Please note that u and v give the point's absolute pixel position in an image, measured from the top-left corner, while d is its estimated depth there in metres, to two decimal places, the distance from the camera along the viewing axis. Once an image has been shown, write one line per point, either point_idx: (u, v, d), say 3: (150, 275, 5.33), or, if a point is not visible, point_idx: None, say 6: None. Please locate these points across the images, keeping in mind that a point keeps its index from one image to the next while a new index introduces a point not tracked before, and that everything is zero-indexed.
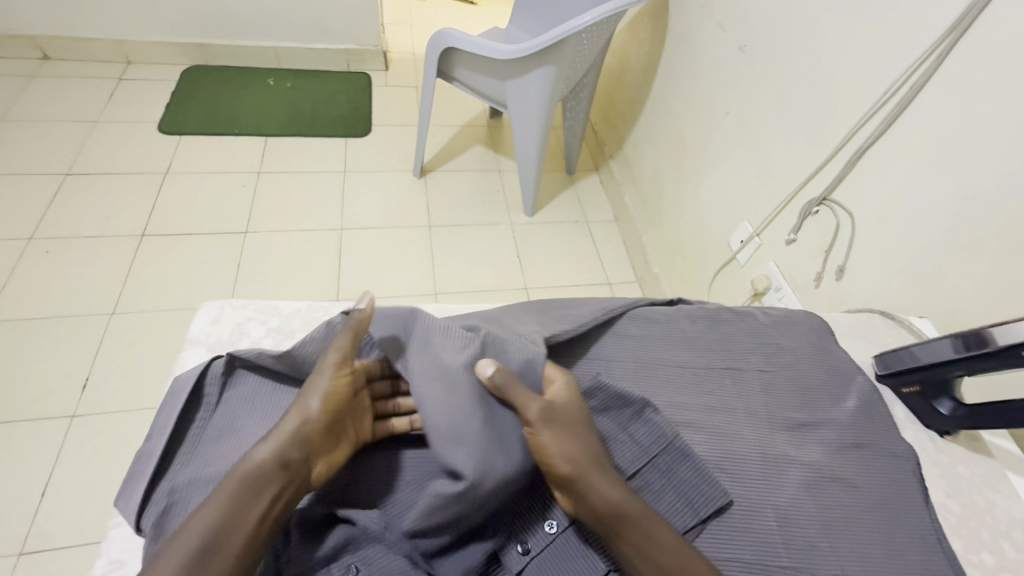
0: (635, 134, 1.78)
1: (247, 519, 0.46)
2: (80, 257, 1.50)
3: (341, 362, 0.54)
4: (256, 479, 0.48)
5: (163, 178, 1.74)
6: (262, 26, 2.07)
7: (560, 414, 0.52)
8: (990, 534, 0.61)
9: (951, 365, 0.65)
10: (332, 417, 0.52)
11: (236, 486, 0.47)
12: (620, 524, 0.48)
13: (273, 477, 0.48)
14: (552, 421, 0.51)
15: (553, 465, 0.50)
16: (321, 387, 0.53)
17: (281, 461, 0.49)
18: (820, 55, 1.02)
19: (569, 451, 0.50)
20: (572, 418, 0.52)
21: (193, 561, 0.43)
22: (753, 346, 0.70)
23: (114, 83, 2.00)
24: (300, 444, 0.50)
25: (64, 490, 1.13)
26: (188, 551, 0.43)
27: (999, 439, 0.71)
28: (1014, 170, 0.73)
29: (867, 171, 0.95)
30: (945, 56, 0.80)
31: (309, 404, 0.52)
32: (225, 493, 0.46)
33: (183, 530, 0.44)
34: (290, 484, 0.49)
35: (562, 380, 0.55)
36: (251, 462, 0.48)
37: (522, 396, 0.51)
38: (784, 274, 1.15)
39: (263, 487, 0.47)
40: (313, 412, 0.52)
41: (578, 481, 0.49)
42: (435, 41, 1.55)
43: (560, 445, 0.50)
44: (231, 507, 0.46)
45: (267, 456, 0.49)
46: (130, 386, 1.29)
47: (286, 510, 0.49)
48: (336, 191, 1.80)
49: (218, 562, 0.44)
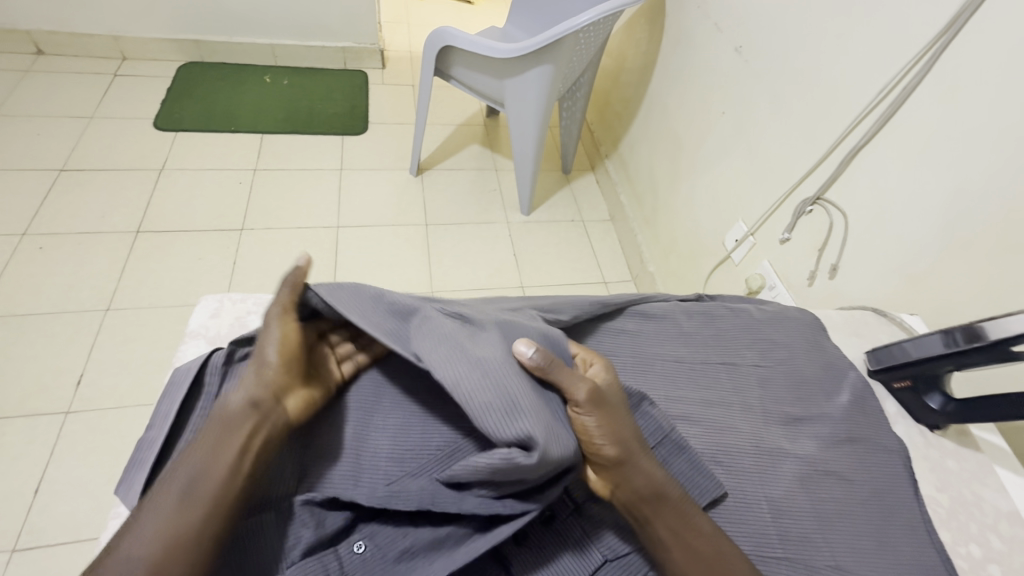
0: (631, 134, 1.79)
1: (227, 454, 0.46)
2: (75, 253, 1.49)
3: (285, 312, 0.55)
4: (234, 420, 0.48)
5: (159, 174, 1.73)
6: (260, 23, 2.06)
7: (606, 397, 0.52)
8: (978, 526, 0.62)
9: (943, 361, 0.66)
10: (291, 356, 0.53)
11: (215, 430, 0.48)
12: (660, 507, 0.49)
13: (248, 416, 0.49)
14: (599, 404, 0.50)
15: (598, 446, 0.49)
16: (274, 334, 0.53)
17: (252, 400, 0.50)
18: (814, 57, 1.03)
19: (619, 434, 0.50)
20: (616, 401, 0.52)
21: (181, 498, 0.44)
22: (748, 342, 0.71)
23: (109, 79, 1.99)
24: (265, 385, 0.51)
25: (57, 487, 1.12)
26: (176, 489, 0.45)
27: (988, 434, 0.72)
28: (1004, 169, 0.74)
29: (860, 170, 0.96)
30: (938, 57, 0.82)
31: (267, 353, 0.53)
32: (209, 437, 0.48)
33: (172, 473, 0.46)
34: (263, 420, 0.49)
35: (600, 365, 0.55)
36: (228, 406, 0.49)
37: (570, 377, 0.50)
38: (778, 273, 1.17)
39: (235, 425, 0.48)
40: (272, 359, 0.52)
41: (624, 464, 0.49)
42: (433, 40, 1.56)
43: (609, 427, 0.50)
44: (212, 446, 0.47)
45: (242, 400, 0.50)
46: (125, 383, 1.28)
47: (268, 445, 0.49)
48: (332, 188, 1.80)
49: (204, 497, 0.44)
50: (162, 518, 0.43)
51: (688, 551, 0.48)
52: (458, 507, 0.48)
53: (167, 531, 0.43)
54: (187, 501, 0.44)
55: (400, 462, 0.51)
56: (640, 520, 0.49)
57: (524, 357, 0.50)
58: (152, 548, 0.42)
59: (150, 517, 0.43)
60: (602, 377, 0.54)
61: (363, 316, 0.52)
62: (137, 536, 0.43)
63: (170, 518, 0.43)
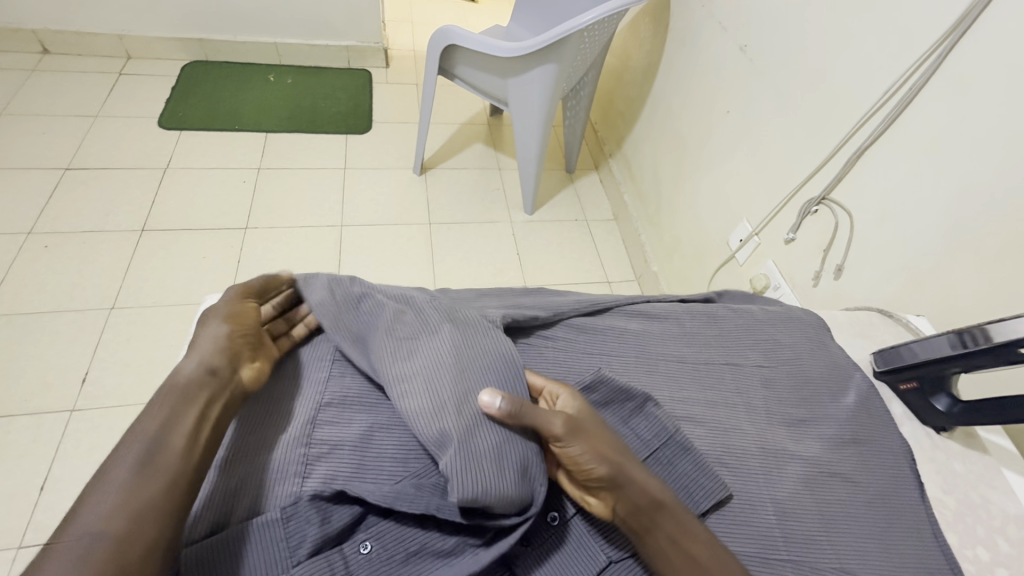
0: (634, 132, 1.79)
1: (184, 423, 0.47)
2: (80, 252, 1.50)
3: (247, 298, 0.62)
4: (188, 390, 0.49)
5: (163, 173, 1.74)
6: (264, 22, 2.06)
7: (583, 422, 0.51)
8: (985, 529, 0.61)
9: (949, 362, 0.65)
10: (236, 331, 0.56)
11: (166, 401, 0.48)
12: (661, 517, 0.49)
13: (203, 384, 0.50)
14: (578, 430, 0.50)
15: (588, 471, 0.49)
16: (220, 316, 0.58)
17: (206, 367, 0.51)
18: (820, 56, 1.03)
19: (603, 455, 0.49)
20: (591, 423, 0.52)
21: (140, 466, 0.43)
22: (752, 343, 0.70)
23: (115, 77, 2.00)
24: (217, 353, 0.53)
25: (61, 485, 1.13)
26: (130, 457, 0.43)
27: (995, 437, 0.71)
28: (1012, 169, 0.74)
29: (866, 170, 0.95)
30: (945, 56, 0.81)
31: (206, 333, 0.56)
32: (161, 407, 0.48)
33: (123, 444, 0.45)
34: (221, 390, 0.51)
35: (566, 394, 0.54)
36: (180, 376, 0.51)
37: (541, 414, 0.50)
38: (782, 273, 1.16)
39: (195, 393, 0.49)
40: (212, 336, 0.55)
41: (616, 482, 0.49)
42: (436, 39, 1.56)
43: (592, 450, 0.49)
44: (168, 412, 0.47)
45: (194, 369, 0.51)
46: (129, 381, 1.29)
47: (223, 416, 0.50)
48: (336, 187, 1.80)
49: (165, 465, 0.44)
50: (119, 489, 0.42)
51: (690, 558, 0.47)
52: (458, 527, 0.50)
53: (126, 498, 0.41)
54: (147, 469, 0.43)
55: (404, 461, 0.52)
56: (642, 534, 0.49)
57: (493, 407, 0.50)
58: (112, 517, 0.40)
59: (106, 486, 0.42)
60: (569, 402, 0.53)
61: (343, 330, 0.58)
62: (91, 508, 0.40)
63: (130, 485, 0.42)
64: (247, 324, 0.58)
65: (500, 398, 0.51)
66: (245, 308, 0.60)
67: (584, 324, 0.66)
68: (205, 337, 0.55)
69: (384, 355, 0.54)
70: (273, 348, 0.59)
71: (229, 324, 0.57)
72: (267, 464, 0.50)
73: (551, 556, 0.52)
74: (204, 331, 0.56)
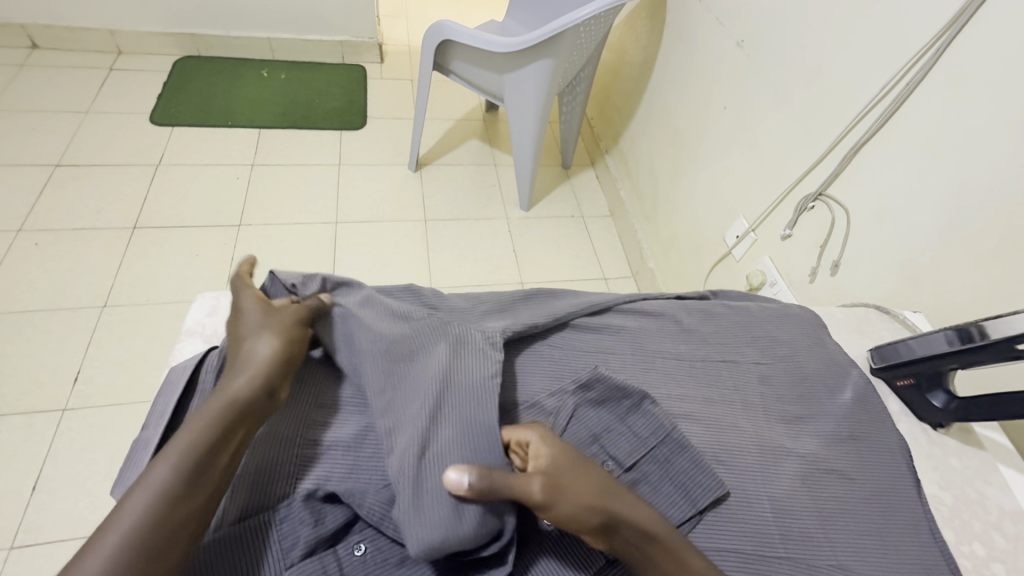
0: (631, 128, 1.78)
1: (231, 444, 0.46)
2: (72, 249, 1.49)
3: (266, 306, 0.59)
4: (242, 407, 0.48)
5: (155, 170, 1.72)
6: (257, 17, 2.04)
7: (558, 473, 0.47)
8: (981, 525, 0.61)
9: (946, 358, 0.65)
10: (290, 350, 0.55)
11: (216, 415, 0.47)
12: (654, 547, 0.46)
13: (257, 405, 0.49)
14: (556, 487, 0.45)
15: (581, 526, 0.45)
16: (273, 330, 0.56)
17: (263, 389, 0.50)
18: (816, 51, 1.02)
19: (591, 507, 0.46)
20: (570, 471, 0.47)
21: (183, 481, 0.42)
22: (749, 339, 0.70)
23: (106, 73, 1.97)
24: (272, 373, 0.52)
25: (53, 485, 1.12)
26: (168, 471, 0.42)
27: (991, 432, 0.72)
28: (1009, 163, 0.73)
29: (863, 166, 0.95)
30: (943, 50, 0.80)
31: (258, 347, 0.54)
32: (209, 419, 0.46)
33: (163, 454, 0.43)
34: (266, 412, 0.50)
35: (536, 438, 0.49)
36: (233, 394, 0.49)
37: (516, 480, 0.45)
38: (779, 269, 1.16)
39: (245, 416, 0.48)
40: (266, 353, 0.53)
41: (610, 527, 0.46)
42: (431, 34, 1.54)
43: (574, 503, 0.45)
44: (220, 429, 0.46)
45: (251, 388, 0.50)
46: (121, 380, 1.28)
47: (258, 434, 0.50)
48: (330, 184, 1.79)
49: (210, 482, 0.44)
50: (154, 503, 0.41)
51: None
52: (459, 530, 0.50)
53: (169, 514, 0.41)
54: (192, 486, 0.43)
55: None
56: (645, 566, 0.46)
57: (461, 486, 0.44)
58: (154, 531, 0.40)
59: (143, 495, 0.41)
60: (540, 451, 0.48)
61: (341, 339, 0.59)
62: (128, 517, 0.40)
63: (170, 499, 0.41)
64: (302, 341, 0.57)
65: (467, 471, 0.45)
66: (298, 323, 0.58)
67: (581, 324, 0.66)
68: (257, 352, 0.53)
69: (373, 365, 0.55)
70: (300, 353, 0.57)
71: (283, 340, 0.55)
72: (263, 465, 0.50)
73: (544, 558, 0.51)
74: (244, 351, 0.53)
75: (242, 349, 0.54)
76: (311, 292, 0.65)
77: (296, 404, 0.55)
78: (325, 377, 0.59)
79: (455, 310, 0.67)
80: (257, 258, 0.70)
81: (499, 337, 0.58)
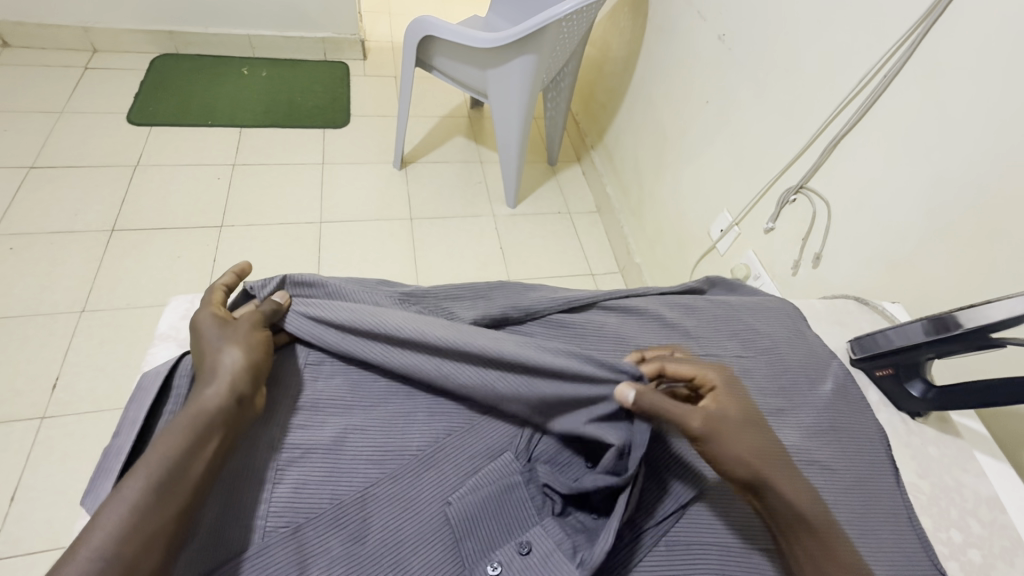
0: (616, 123, 1.78)
1: (204, 454, 0.46)
2: (48, 253, 1.45)
3: (223, 321, 0.57)
4: (211, 418, 0.47)
5: (133, 171, 1.68)
6: (236, 13, 2.01)
7: (724, 423, 0.52)
8: (958, 512, 0.63)
9: (923, 348, 0.66)
10: (258, 358, 0.54)
11: (185, 427, 0.46)
12: (802, 533, 0.51)
13: (227, 413, 0.49)
14: (716, 432, 0.51)
15: (733, 473, 0.51)
16: (235, 340, 0.55)
17: (233, 398, 0.50)
18: (797, 46, 1.03)
19: (745, 462, 0.51)
20: (737, 426, 0.53)
21: (155, 492, 0.42)
22: (730, 334, 0.70)
23: (80, 71, 1.92)
24: (241, 381, 0.51)
25: (32, 495, 1.10)
26: (138, 488, 0.42)
27: (968, 420, 0.73)
28: (983, 156, 0.74)
29: (842, 158, 0.96)
30: (919, 42, 0.81)
31: (224, 356, 0.52)
32: (178, 431, 0.46)
33: (136, 467, 0.43)
34: (240, 420, 0.50)
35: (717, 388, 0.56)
36: (201, 405, 0.48)
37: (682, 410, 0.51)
38: (762, 263, 1.17)
39: (216, 425, 0.47)
40: (234, 362, 0.52)
41: (755, 487, 0.51)
42: (413, 30, 1.53)
43: (734, 455, 0.51)
44: (189, 439, 0.45)
45: (221, 397, 0.49)
46: (101, 386, 1.25)
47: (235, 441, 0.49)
48: (314, 183, 1.77)
49: (182, 492, 0.43)
50: (124, 520, 0.40)
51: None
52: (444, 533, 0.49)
53: (139, 526, 0.40)
54: (164, 495, 0.42)
55: (379, 463, 0.52)
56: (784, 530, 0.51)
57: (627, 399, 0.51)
58: (125, 544, 0.39)
59: (117, 507, 0.41)
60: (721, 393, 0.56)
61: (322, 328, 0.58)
62: (100, 531, 0.40)
63: (141, 513, 0.41)
64: (267, 348, 0.56)
65: (637, 390, 0.51)
66: (257, 329, 0.57)
67: (561, 321, 0.66)
68: (224, 362, 0.52)
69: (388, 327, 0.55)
70: (267, 359, 0.56)
71: (248, 349, 0.54)
72: (239, 472, 0.49)
73: (534, 556, 0.48)
74: (208, 365, 0.52)
75: (206, 363, 0.52)
76: (269, 293, 0.62)
77: (271, 408, 0.54)
78: (301, 375, 0.58)
79: (435, 297, 0.65)
80: (248, 266, 0.70)
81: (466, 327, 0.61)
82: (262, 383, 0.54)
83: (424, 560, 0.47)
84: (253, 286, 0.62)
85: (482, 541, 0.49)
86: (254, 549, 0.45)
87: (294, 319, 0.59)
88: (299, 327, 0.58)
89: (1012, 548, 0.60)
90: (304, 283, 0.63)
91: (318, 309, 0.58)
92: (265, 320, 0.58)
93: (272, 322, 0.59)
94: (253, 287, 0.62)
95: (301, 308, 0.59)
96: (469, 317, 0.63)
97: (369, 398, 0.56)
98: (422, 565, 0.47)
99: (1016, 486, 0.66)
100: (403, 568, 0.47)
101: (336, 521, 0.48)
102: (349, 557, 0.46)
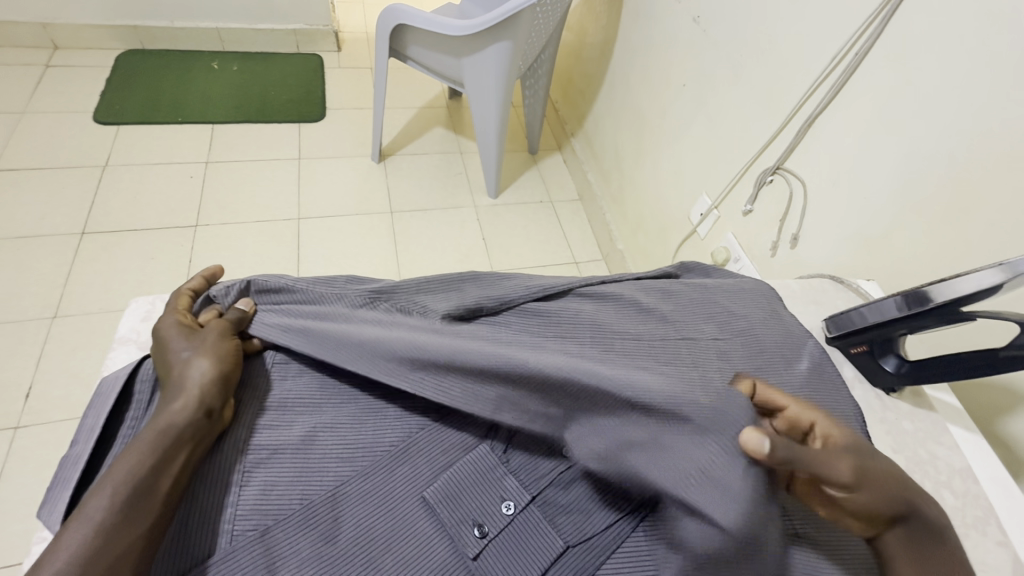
0: (596, 109, 1.77)
1: (171, 469, 0.45)
2: (14, 259, 1.40)
3: (189, 330, 0.56)
4: (180, 431, 0.46)
5: (102, 172, 1.63)
6: (203, 6, 1.95)
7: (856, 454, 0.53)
8: (932, 484, 0.63)
9: (897, 322, 0.67)
10: (227, 369, 0.53)
11: (151, 444, 0.45)
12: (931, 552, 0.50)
13: (196, 427, 0.47)
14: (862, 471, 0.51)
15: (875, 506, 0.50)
16: (204, 350, 0.53)
17: (203, 411, 0.48)
18: (772, 26, 1.02)
19: (888, 492, 0.51)
20: (864, 457, 0.53)
21: (122, 509, 0.41)
22: (706, 316, 0.70)
23: (42, 69, 1.86)
24: (210, 393, 0.50)
25: (7, 507, 1.07)
26: (103, 510, 0.41)
27: (942, 393, 0.73)
28: (954, 132, 0.74)
29: (817, 138, 0.96)
30: (888, 21, 0.81)
31: (191, 369, 0.51)
32: (144, 448, 0.45)
33: (101, 485, 0.43)
34: (211, 432, 0.48)
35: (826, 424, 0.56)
36: (168, 421, 0.47)
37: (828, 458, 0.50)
38: (742, 246, 1.18)
39: (186, 439, 0.46)
40: (202, 375, 0.50)
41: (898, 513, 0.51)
42: (385, 18, 1.49)
43: (878, 493, 0.51)
44: (156, 454, 0.44)
45: (188, 412, 0.47)
46: (77, 393, 1.22)
47: (204, 457, 0.48)
48: (290, 180, 1.73)
49: (151, 507, 0.42)
50: (87, 542, 0.40)
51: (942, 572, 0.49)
52: (417, 535, 0.48)
53: (105, 547, 0.40)
54: (129, 513, 0.42)
55: (350, 460, 0.51)
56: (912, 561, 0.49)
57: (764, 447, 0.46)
58: (90, 566, 0.39)
59: (82, 528, 0.40)
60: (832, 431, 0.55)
61: (294, 332, 0.56)
62: (63, 553, 0.39)
63: (108, 533, 0.40)
64: (237, 356, 0.55)
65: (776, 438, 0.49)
66: (225, 338, 0.55)
67: (536, 310, 0.65)
68: (191, 374, 0.50)
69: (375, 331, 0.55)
70: (238, 368, 0.54)
71: (217, 359, 0.52)
72: (204, 482, 0.47)
73: (570, 496, 0.53)
74: (174, 380, 0.50)
75: (173, 379, 0.51)
76: (233, 301, 0.60)
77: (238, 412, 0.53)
78: (270, 375, 0.57)
79: (407, 290, 0.63)
80: (220, 271, 0.68)
81: (439, 319, 0.60)
82: (232, 394, 0.53)
83: (399, 558, 0.47)
84: (220, 290, 0.61)
85: (458, 538, 0.48)
86: (231, 558, 0.44)
87: (266, 322, 0.58)
88: (272, 332, 0.57)
89: (985, 517, 0.61)
90: (271, 288, 0.61)
91: (283, 319, 0.58)
92: (233, 329, 0.57)
93: (240, 330, 0.57)
94: (223, 290, 0.61)
95: (272, 315, 0.59)
96: (442, 306, 0.61)
97: (339, 396, 0.55)
98: (395, 563, 0.46)
99: (987, 454, 0.67)
100: (376, 567, 0.46)
101: (307, 521, 0.47)
102: (320, 558, 0.45)
